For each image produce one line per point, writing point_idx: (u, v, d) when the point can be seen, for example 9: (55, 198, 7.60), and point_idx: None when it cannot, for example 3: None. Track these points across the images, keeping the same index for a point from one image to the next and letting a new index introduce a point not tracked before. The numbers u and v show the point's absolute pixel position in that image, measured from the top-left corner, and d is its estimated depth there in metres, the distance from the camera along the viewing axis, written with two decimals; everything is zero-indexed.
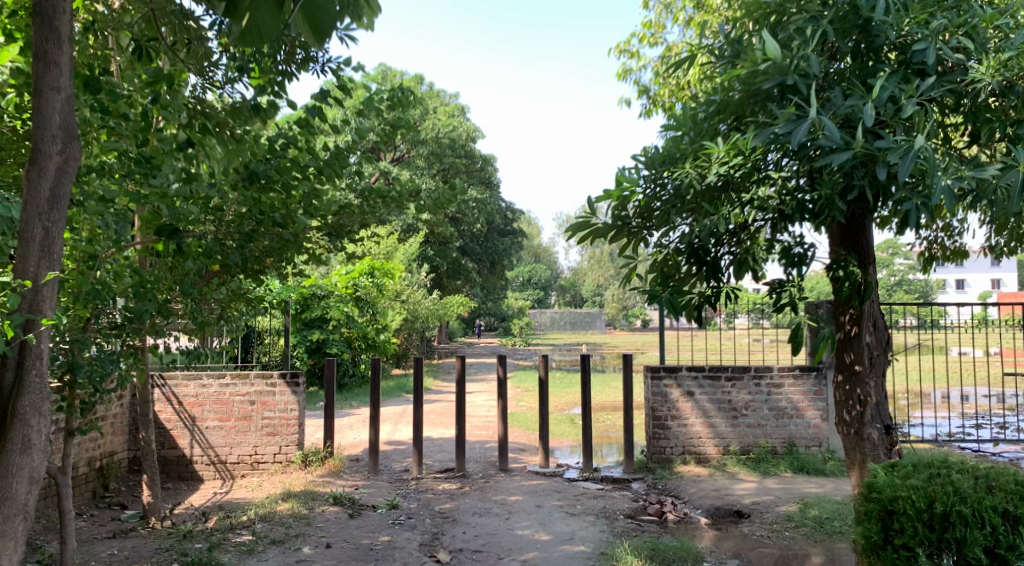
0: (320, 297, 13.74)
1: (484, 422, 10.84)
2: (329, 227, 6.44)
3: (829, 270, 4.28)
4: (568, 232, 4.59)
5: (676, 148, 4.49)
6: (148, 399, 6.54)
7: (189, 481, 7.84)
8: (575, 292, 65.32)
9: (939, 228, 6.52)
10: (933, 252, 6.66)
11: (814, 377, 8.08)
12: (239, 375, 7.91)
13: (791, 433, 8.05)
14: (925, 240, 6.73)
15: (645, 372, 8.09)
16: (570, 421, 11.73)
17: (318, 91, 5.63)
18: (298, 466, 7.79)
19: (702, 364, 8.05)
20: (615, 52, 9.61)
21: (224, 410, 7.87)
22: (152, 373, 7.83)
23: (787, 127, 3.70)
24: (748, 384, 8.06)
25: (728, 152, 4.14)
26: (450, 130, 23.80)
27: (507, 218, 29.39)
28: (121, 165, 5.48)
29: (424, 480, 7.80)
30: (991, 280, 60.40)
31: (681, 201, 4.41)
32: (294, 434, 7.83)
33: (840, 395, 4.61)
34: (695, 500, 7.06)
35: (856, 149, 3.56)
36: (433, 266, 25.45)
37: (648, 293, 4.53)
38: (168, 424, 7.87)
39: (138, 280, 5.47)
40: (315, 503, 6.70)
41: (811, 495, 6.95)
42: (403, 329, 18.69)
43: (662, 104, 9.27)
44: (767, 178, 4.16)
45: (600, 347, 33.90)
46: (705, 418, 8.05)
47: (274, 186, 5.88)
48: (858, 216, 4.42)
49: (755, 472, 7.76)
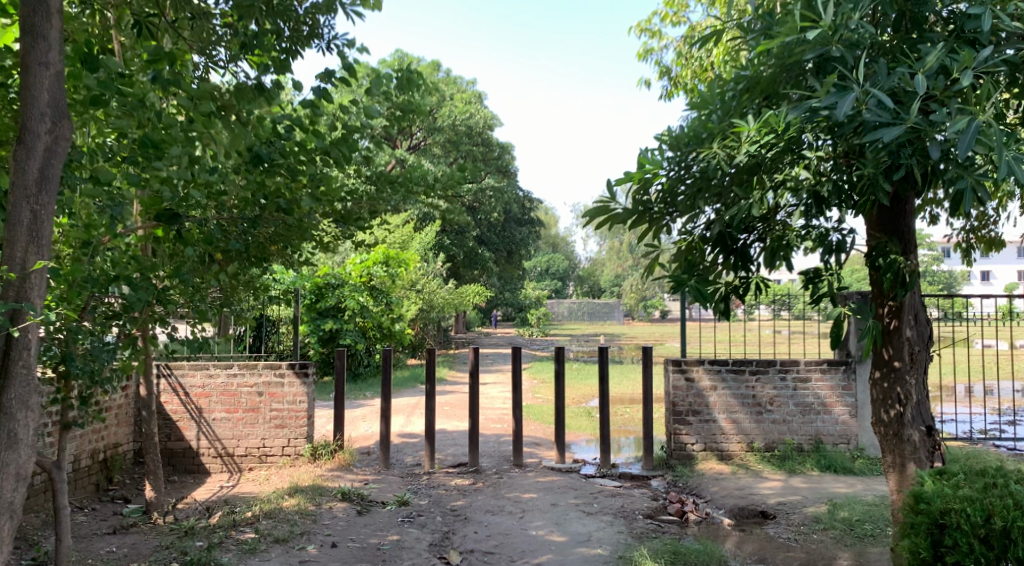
0: (335, 286, 13.70)
1: (499, 414, 10.59)
2: (335, 215, 6.16)
3: (868, 258, 3.98)
4: (584, 217, 4.32)
5: (702, 127, 4.20)
6: (150, 391, 6.33)
7: (196, 474, 7.65)
8: (592, 283, 64.87)
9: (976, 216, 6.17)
10: (969, 242, 6.31)
11: (842, 371, 7.74)
12: (247, 365, 7.69)
13: (818, 429, 7.72)
14: (960, 230, 6.34)
15: (666, 364, 7.78)
16: (587, 414, 11.47)
17: (322, 71, 5.37)
18: (307, 460, 7.59)
19: (725, 358, 7.73)
20: (637, 31, 9.19)
21: (231, 402, 7.67)
22: (157, 362, 7.63)
23: (830, 99, 3.40)
24: (773, 378, 7.74)
25: (760, 130, 3.84)
26: (467, 117, 23.41)
27: (524, 208, 28.99)
28: (120, 146, 5.21)
29: (437, 475, 7.57)
30: (1016, 271, 59.28)
31: (707, 184, 4.13)
32: (303, 426, 7.62)
33: (877, 393, 4.28)
34: (717, 499, 6.76)
35: (906, 123, 3.23)
36: (448, 256, 25.18)
37: (672, 284, 4.22)
38: (174, 416, 7.67)
39: (136, 268, 5.23)
40: (323, 499, 6.48)
41: (840, 496, 6.62)
42: (418, 319, 18.46)
43: (684, 87, 8.88)
44: (802, 159, 3.84)
45: (617, 338, 33.56)
46: (727, 414, 7.74)
47: (279, 169, 5.60)
48: (899, 198, 4.09)
49: (780, 470, 7.45)
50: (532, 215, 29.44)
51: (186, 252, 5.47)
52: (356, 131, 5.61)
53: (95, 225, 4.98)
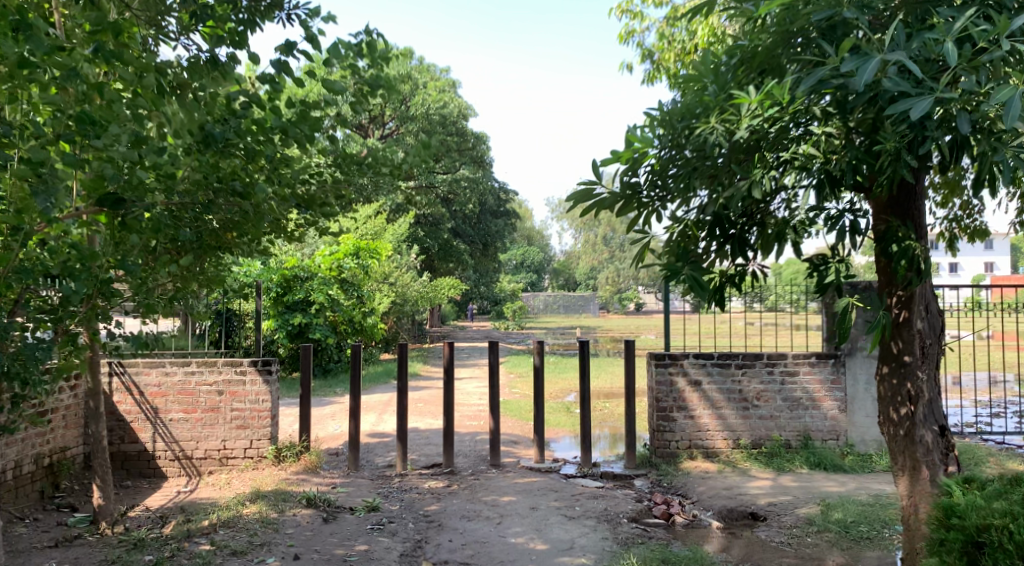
0: (303, 279, 13.31)
1: (475, 411, 10.22)
2: (297, 199, 5.68)
3: (879, 244, 3.65)
4: (570, 200, 3.93)
5: (698, 102, 3.84)
6: (97, 390, 5.82)
7: (151, 478, 7.16)
8: (567, 276, 64.66)
9: (960, 205, 5.92)
10: (953, 234, 6.06)
11: (831, 365, 7.46)
12: (206, 362, 7.22)
13: (806, 425, 7.43)
14: (944, 221, 6.09)
15: (649, 359, 7.46)
16: (566, 409, 11.13)
17: (283, 43, 4.96)
18: (271, 462, 7.16)
19: (710, 351, 7.42)
20: (617, 12, 8.81)
21: (189, 401, 7.19)
22: (108, 360, 7.12)
23: (849, 65, 3.04)
24: (760, 372, 7.43)
25: (762, 103, 3.50)
26: (440, 106, 22.90)
27: (500, 200, 28.52)
28: (55, 124, 4.69)
29: (409, 477, 7.17)
30: (984, 263, 60.02)
31: (704, 161, 3.77)
32: (267, 427, 7.18)
33: (884, 390, 3.96)
34: (705, 500, 6.44)
35: (936, 93, 2.89)
36: (423, 248, 24.70)
37: (665, 273, 3.85)
38: (128, 416, 7.18)
39: (74, 256, 4.70)
40: (286, 505, 6.06)
41: (832, 495, 6.33)
42: (392, 312, 18.02)
43: (667, 70, 8.52)
44: (808, 134, 3.48)
45: (594, 330, 33.33)
46: (713, 410, 7.42)
47: (235, 150, 5.10)
48: (912, 176, 3.72)
49: (769, 468, 7.14)
50: (507, 206, 29.03)
51: (131, 240, 4.91)
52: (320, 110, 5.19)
53: (26, 209, 4.45)
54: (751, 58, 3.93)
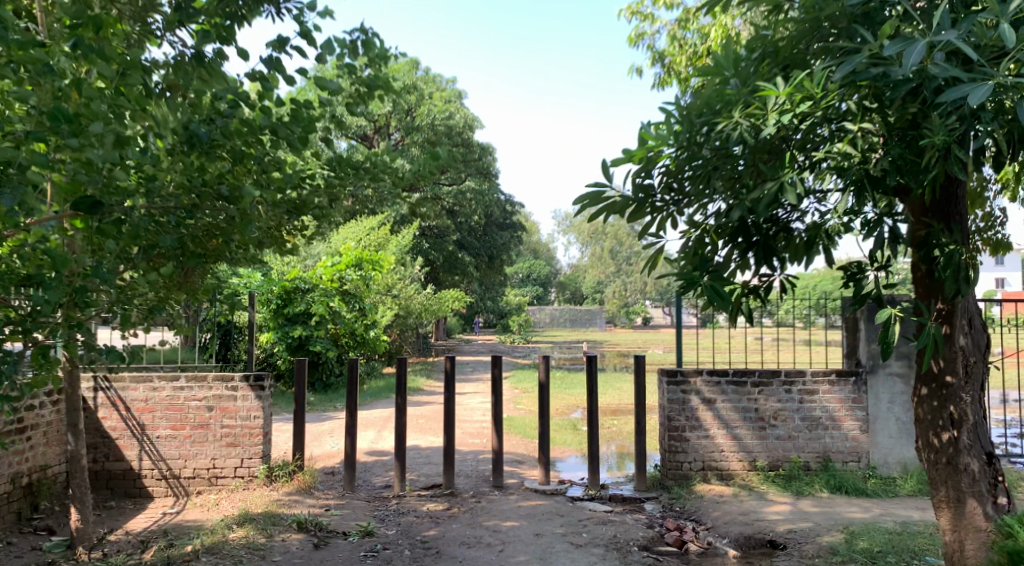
0: (304, 291, 13.00)
1: (478, 428, 9.84)
2: (288, 204, 5.38)
3: (921, 252, 3.31)
4: (578, 202, 3.70)
5: (717, 97, 3.51)
6: (77, 406, 5.50)
7: (137, 498, 6.81)
8: (574, 290, 64.22)
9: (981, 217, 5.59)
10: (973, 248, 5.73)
11: (852, 383, 7.09)
12: (196, 377, 6.89)
13: (826, 446, 7.05)
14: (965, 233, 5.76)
15: (661, 376, 7.10)
16: (573, 427, 10.74)
17: (274, 38, 4.67)
18: (262, 482, 6.81)
19: (725, 368, 7.06)
20: (627, 15, 8.52)
21: (178, 417, 6.86)
22: (93, 374, 6.80)
23: (895, 48, 2.71)
24: (777, 391, 7.06)
25: (791, 97, 3.18)
26: (446, 117, 22.70)
27: (507, 212, 28.19)
28: (29, 122, 4.38)
29: (407, 499, 6.81)
30: (995, 278, 59.38)
31: (726, 161, 3.44)
32: (258, 445, 6.84)
33: (924, 413, 3.72)
34: (720, 526, 6.06)
35: (994, 79, 2.55)
36: (428, 261, 24.39)
37: (683, 282, 3.51)
38: (113, 433, 6.85)
39: (47, 263, 4.36)
40: (275, 529, 5.71)
41: (856, 522, 5.94)
42: (394, 324, 17.69)
43: (678, 74, 8.20)
44: (842, 131, 3.16)
45: (601, 345, 32.88)
46: (728, 430, 7.05)
47: (221, 152, 4.79)
48: (954, 177, 3.42)
49: (787, 491, 6.75)
50: (514, 219, 28.74)
51: (107, 247, 4.56)
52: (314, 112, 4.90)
53: None
54: (774, 52, 3.62)
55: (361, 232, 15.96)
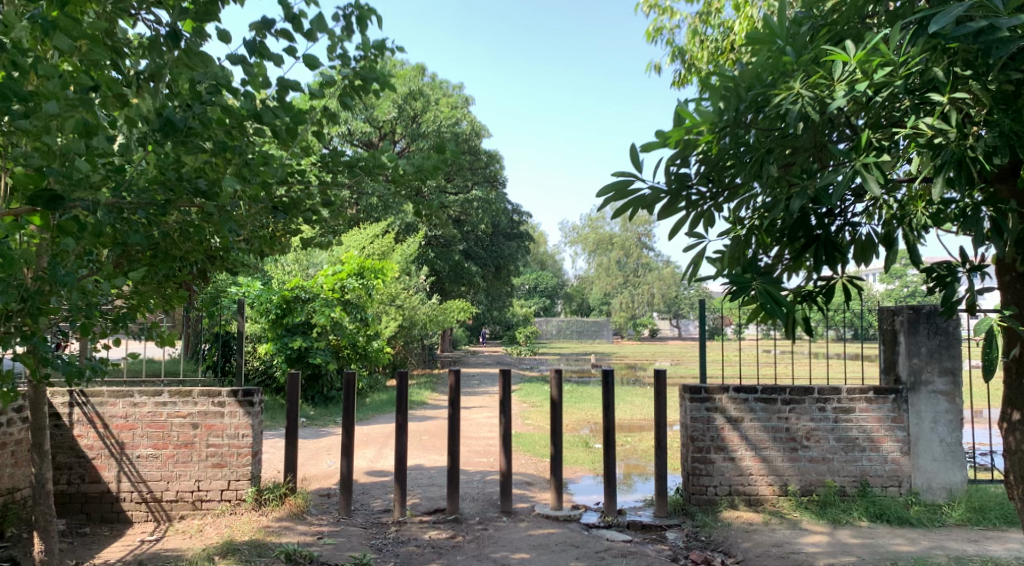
0: (304, 300, 12.46)
1: (485, 446, 9.28)
2: (275, 203, 4.84)
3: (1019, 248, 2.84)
4: (605, 196, 3.29)
5: (769, 66, 3.04)
6: (42, 426, 4.96)
7: (114, 524, 6.27)
8: (581, 301, 63.56)
9: None
10: None
11: (892, 401, 6.52)
12: (180, 393, 6.37)
13: (863, 469, 6.48)
14: None
15: (683, 392, 6.55)
16: (585, 444, 10.19)
17: (260, 19, 4.14)
18: (250, 507, 6.27)
19: (753, 384, 6.49)
20: (645, 8, 8.00)
21: (160, 436, 6.33)
22: (69, 389, 6.27)
23: None
24: (810, 409, 6.49)
25: (864, 63, 2.71)
26: (453, 124, 22.25)
27: (515, 222, 27.64)
28: None
29: (408, 526, 6.25)
30: None
31: (782, 143, 2.99)
32: (247, 466, 6.31)
33: (1014, 443, 3.34)
34: (752, 560, 5.49)
35: None
36: (433, 271, 23.87)
37: (731, 286, 3.05)
38: (90, 453, 6.30)
39: None
40: (261, 562, 5.16)
41: (904, 557, 5.36)
42: (399, 335, 17.17)
43: (698, 71, 7.67)
44: (928, 103, 2.66)
45: (609, 357, 32.29)
46: (757, 451, 6.48)
47: (200, 141, 4.27)
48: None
49: (822, 520, 6.17)
50: (521, 229, 28.18)
51: (68, 247, 4.05)
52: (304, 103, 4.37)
53: None
54: (828, 22, 3.22)
55: (364, 240, 15.44)
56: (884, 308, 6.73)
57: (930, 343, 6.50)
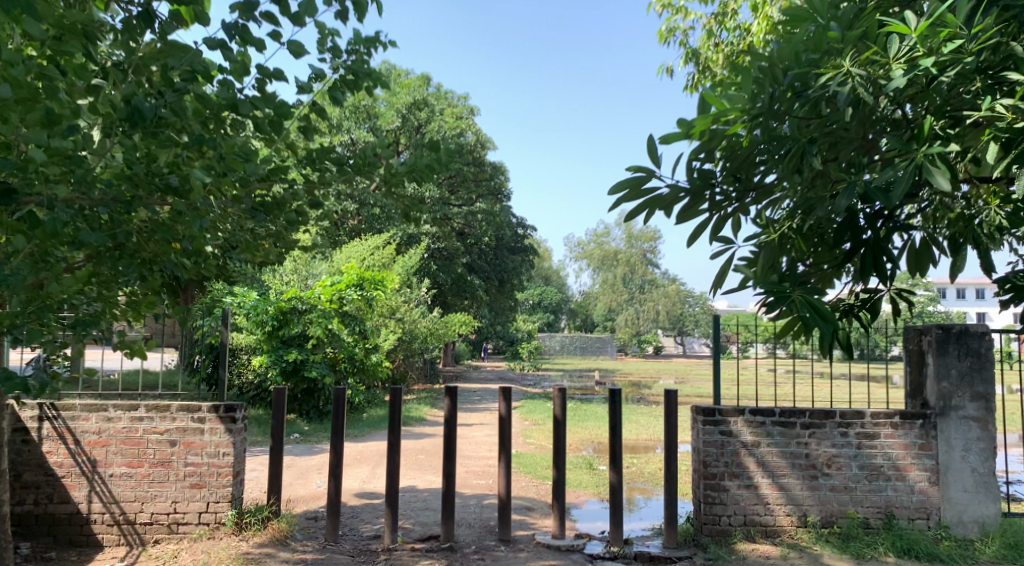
0: (300, 312, 12.06)
1: (484, 467, 8.82)
2: (255, 202, 4.39)
3: None
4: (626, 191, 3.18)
5: (819, 45, 3.41)
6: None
7: (83, 548, 5.86)
8: (585, 317, 62.97)
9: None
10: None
11: (919, 427, 6.07)
12: (157, 407, 5.95)
13: (889, 500, 6.03)
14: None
15: (696, 414, 6.11)
16: (589, 466, 9.72)
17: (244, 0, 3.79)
18: (230, 531, 5.85)
19: (771, 407, 6.06)
20: (658, 8, 7.63)
21: (135, 453, 5.92)
22: (39, 401, 5.87)
23: None
24: (831, 434, 6.05)
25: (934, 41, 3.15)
26: (457, 135, 21.93)
27: (519, 235, 27.20)
28: None
29: (398, 554, 5.82)
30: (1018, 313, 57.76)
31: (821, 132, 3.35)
32: (227, 487, 5.89)
33: None
34: None
35: None
36: (435, 284, 23.41)
37: (772, 297, 3.33)
38: (60, 471, 5.90)
39: None
40: None
41: None
42: (398, 349, 16.69)
43: (712, 73, 7.28)
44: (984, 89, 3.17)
45: (613, 375, 31.65)
46: (775, 479, 6.04)
47: (176, 133, 3.90)
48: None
49: (845, 554, 5.72)
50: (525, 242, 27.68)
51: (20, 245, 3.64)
52: (324, 92, 4.24)
53: None
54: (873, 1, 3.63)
55: (365, 251, 15.05)
56: (911, 327, 6.30)
57: (960, 365, 6.05)
